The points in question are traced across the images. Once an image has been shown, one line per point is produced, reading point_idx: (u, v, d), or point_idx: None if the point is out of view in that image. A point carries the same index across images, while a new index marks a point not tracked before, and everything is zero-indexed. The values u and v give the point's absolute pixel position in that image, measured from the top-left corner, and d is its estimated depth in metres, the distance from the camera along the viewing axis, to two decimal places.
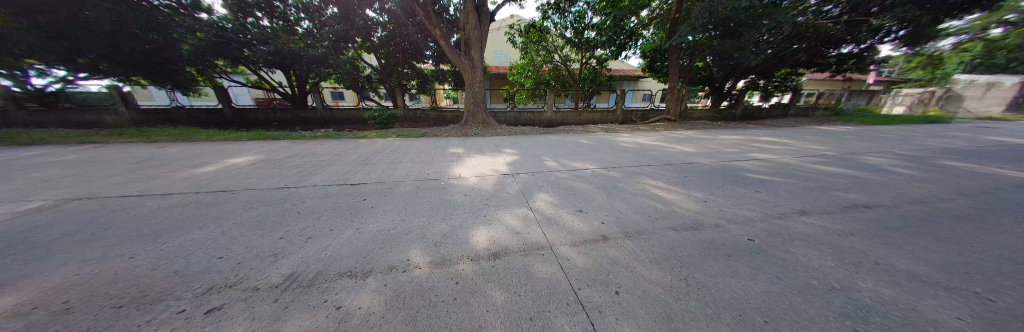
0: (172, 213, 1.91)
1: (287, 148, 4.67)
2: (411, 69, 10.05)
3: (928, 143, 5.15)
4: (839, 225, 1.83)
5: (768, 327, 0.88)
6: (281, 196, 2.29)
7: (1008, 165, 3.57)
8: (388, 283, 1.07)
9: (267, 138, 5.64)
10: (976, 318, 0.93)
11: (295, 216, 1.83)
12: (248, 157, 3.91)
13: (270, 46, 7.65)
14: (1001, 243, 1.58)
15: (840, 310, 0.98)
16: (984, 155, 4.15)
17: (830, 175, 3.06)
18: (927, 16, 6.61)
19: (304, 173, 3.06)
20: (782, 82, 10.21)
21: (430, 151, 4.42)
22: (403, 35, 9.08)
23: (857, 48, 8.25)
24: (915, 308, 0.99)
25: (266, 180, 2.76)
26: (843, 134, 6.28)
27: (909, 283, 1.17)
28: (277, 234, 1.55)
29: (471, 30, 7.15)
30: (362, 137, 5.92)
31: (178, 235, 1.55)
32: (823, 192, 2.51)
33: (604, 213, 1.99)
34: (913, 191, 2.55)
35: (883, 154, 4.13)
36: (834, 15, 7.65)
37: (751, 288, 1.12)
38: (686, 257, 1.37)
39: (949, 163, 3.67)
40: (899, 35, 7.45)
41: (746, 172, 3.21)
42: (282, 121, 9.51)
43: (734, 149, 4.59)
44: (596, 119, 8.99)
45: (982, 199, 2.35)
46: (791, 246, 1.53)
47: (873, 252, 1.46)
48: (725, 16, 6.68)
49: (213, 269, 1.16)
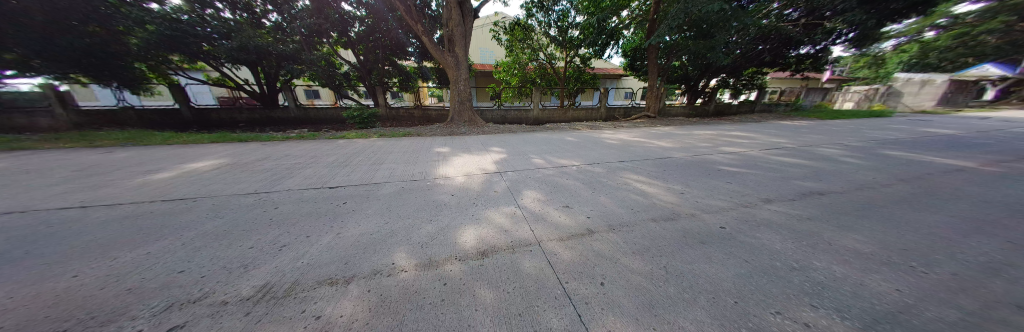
0: (122, 225, 1.72)
1: (257, 150, 4.36)
2: (393, 66, 9.65)
3: (874, 135, 5.75)
4: (799, 211, 2.01)
5: (739, 308, 0.95)
6: (250, 202, 2.14)
7: (936, 153, 4.09)
8: (372, 288, 1.03)
9: (233, 140, 5.22)
10: (912, 290, 1.06)
11: (267, 224, 1.71)
12: (213, 161, 3.60)
13: (234, 41, 7.01)
14: (931, 223, 1.80)
15: (800, 288, 1.08)
16: (917, 145, 4.70)
17: (791, 166, 3.35)
18: (873, 20, 7.22)
19: (278, 176, 2.89)
20: (749, 80, 10.96)
21: (415, 151, 4.31)
22: (383, 30, 8.72)
23: (813, 49, 8.92)
24: (863, 283, 1.12)
25: (233, 186, 2.57)
26: (803, 128, 6.86)
27: (856, 260, 1.31)
28: (246, 244, 1.44)
29: (455, 26, 6.99)
30: (341, 137, 5.68)
31: (131, 249, 1.40)
32: (786, 182, 2.74)
33: (590, 208, 2.04)
34: (860, 179, 2.84)
35: (836, 146, 4.57)
36: (794, 18, 8.37)
37: (724, 273, 1.20)
38: (665, 247, 1.44)
39: (890, 152, 4.13)
40: (849, 37, 8.16)
41: (718, 164, 3.43)
42: (250, 121, 8.88)
43: (707, 143, 4.87)
44: (581, 116, 9.17)
45: (918, 184, 2.67)
46: (757, 231, 1.66)
47: (828, 234, 1.62)
48: (697, 16, 7.05)
49: (173, 284, 1.07)
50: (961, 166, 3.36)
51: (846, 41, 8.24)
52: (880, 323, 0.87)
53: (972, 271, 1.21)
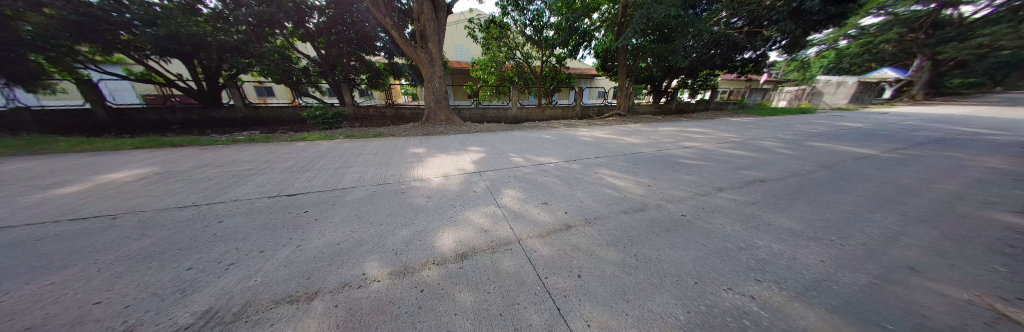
0: (9, 253, 1.38)
1: (197, 156, 3.81)
2: (360, 61, 9.02)
3: (803, 129, 6.69)
4: (745, 197, 2.28)
5: (699, 287, 1.05)
6: (188, 216, 1.86)
7: (848, 143, 4.88)
8: (340, 303, 0.96)
9: (163, 145, 4.47)
10: (831, 260, 1.27)
11: (210, 240, 1.50)
12: (137, 170, 3.06)
13: (160, 28, 5.95)
14: (844, 202, 2.16)
15: (747, 265, 1.23)
16: (834, 137, 5.56)
17: (739, 157, 3.78)
18: (799, 30, 8.31)
19: (222, 186, 2.54)
20: (704, 81, 12.12)
21: (388, 152, 4.09)
22: (347, 23, 8.07)
23: (754, 54, 10.10)
24: (796, 256, 1.30)
25: (165, 199, 2.21)
26: (748, 124, 7.76)
27: (789, 237, 1.53)
28: (183, 265, 1.24)
29: (426, 21, 6.70)
30: (300, 139, 5.15)
31: (26, 281, 1.14)
32: (735, 172, 3.08)
33: (567, 203, 2.11)
34: (793, 167, 3.28)
35: (774, 139, 5.23)
36: (738, 26, 9.35)
37: (686, 256, 1.32)
38: (635, 236, 1.54)
39: (815, 144, 4.83)
40: (782, 44, 9.37)
41: (680, 158, 3.74)
42: (187, 123, 7.68)
43: (670, 139, 5.30)
44: (558, 115, 9.38)
45: (835, 170, 3.17)
46: (712, 217, 1.85)
47: (768, 216, 1.86)
48: (658, 22, 7.64)
49: (85, 319, 0.88)
50: (866, 154, 4.03)
51: (780, 48, 9.48)
52: (809, 290, 1.03)
53: (873, 241, 1.48)
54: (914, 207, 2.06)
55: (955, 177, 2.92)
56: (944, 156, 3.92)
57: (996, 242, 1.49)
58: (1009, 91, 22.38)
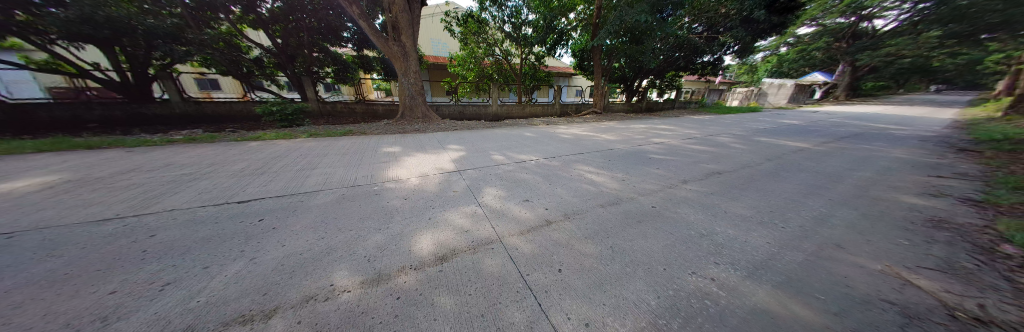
0: None
1: (121, 159, 3.24)
2: (324, 53, 8.25)
3: (753, 126, 7.49)
4: (705, 188, 2.50)
5: (667, 273, 1.14)
6: (111, 231, 1.58)
7: (788, 138, 5.56)
8: (303, 318, 0.88)
9: (74, 148, 3.72)
10: (775, 241, 1.45)
11: (142, 257, 1.29)
12: (40, 178, 2.53)
13: (71, 7, 4.88)
14: (785, 190, 2.47)
15: (706, 249, 1.37)
16: (778, 132, 6.28)
17: (700, 152, 4.13)
18: (748, 37, 9.17)
19: (156, 194, 2.20)
20: (670, 82, 13.03)
21: (359, 151, 3.85)
22: (308, 9, 7.28)
23: (712, 58, 11.03)
24: (747, 240, 1.47)
25: (79, 211, 1.85)
26: (709, 121, 8.48)
27: (743, 223, 1.71)
28: (106, 287, 1.06)
29: (398, 12, 6.33)
30: (254, 139, 4.60)
31: None
32: (697, 165, 3.36)
33: (547, 200, 2.14)
34: (744, 160, 3.66)
35: (728, 135, 5.82)
36: (699, 31, 10.12)
37: (656, 245, 1.42)
38: (611, 229, 1.62)
39: (762, 139, 5.43)
40: (734, 49, 10.30)
41: (649, 153, 3.99)
42: (108, 120, 6.40)
43: (641, 135, 5.63)
44: (538, 112, 9.49)
45: (778, 162, 3.58)
46: (678, 207, 2.01)
47: (724, 205, 2.06)
48: (630, 24, 8.03)
49: None
50: (803, 148, 4.62)
51: (733, 52, 10.44)
52: (758, 269, 1.16)
53: (809, 224, 1.70)
54: (839, 192, 2.42)
55: (870, 166, 3.46)
56: (860, 148, 4.62)
57: (900, 220, 1.79)
58: (906, 93, 26.98)
